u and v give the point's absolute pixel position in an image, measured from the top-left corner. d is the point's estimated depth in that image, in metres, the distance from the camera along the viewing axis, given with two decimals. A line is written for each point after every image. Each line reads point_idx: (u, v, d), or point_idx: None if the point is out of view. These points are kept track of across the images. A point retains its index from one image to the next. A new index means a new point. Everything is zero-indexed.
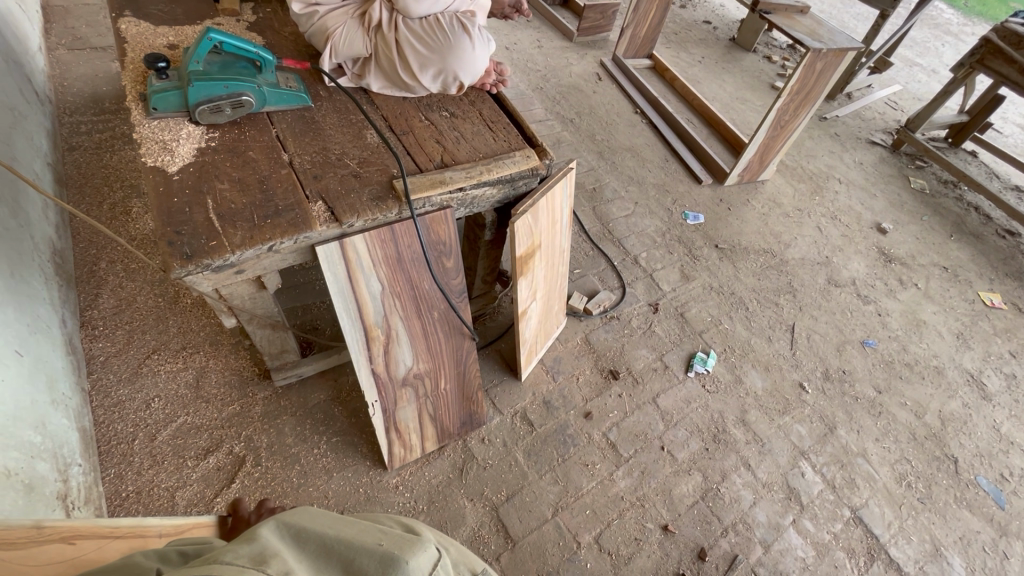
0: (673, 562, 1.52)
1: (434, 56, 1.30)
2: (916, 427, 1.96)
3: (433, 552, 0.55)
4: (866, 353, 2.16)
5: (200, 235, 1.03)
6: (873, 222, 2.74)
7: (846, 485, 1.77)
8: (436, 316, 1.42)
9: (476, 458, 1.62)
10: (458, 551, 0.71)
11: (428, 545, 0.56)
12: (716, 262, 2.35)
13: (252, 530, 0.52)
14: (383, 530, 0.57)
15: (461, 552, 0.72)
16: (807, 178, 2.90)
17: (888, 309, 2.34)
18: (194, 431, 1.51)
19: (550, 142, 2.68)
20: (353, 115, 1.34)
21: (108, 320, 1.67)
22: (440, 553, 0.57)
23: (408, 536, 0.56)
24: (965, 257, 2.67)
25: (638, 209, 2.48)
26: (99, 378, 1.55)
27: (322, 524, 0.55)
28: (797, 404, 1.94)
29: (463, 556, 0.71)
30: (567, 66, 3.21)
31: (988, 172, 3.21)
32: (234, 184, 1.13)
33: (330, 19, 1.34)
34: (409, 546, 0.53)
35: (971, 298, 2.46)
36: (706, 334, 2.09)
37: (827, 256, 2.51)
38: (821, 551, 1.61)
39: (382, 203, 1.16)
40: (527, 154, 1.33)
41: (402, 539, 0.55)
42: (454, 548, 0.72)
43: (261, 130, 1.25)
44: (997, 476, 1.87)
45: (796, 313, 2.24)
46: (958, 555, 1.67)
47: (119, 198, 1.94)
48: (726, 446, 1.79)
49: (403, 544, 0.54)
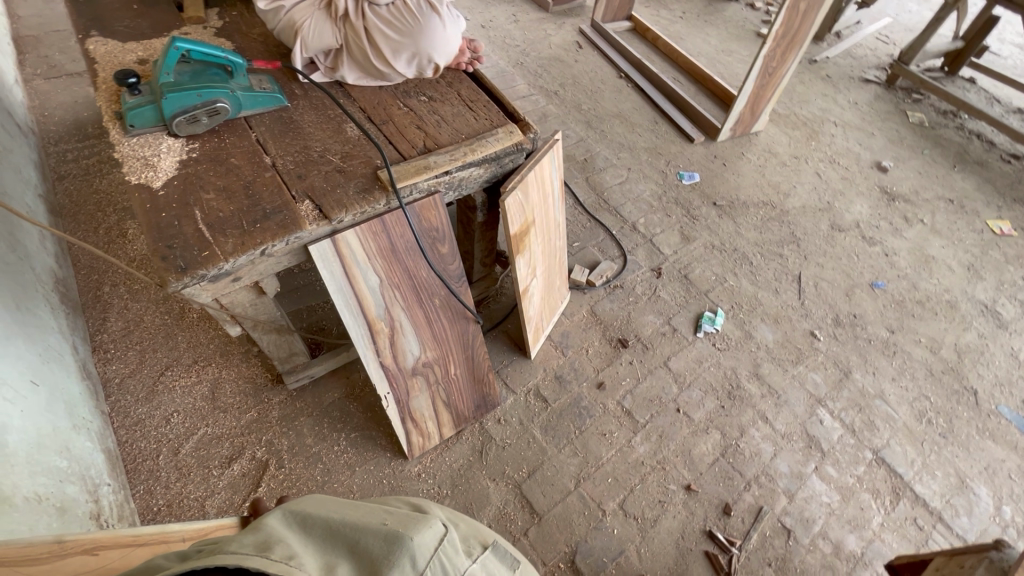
0: (699, 520, 1.54)
1: (406, 41, 1.27)
2: (932, 363, 1.95)
3: (439, 527, 0.56)
4: (876, 294, 2.13)
5: (191, 247, 1.03)
6: (872, 161, 2.68)
7: (866, 428, 1.77)
8: (438, 303, 1.42)
9: (494, 439, 1.63)
10: (467, 527, 0.71)
11: (433, 522, 0.56)
12: (716, 220, 2.32)
13: (258, 522, 0.53)
14: (388, 512, 0.58)
15: (469, 527, 0.72)
16: (802, 124, 2.83)
17: (895, 248, 2.30)
18: (215, 441, 1.54)
19: (536, 118, 2.63)
20: (330, 109, 1.33)
21: (119, 342, 1.69)
22: (447, 528, 0.57)
23: (412, 514, 0.57)
24: (970, 186, 2.61)
25: (632, 174, 2.45)
26: (118, 400, 1.58)
27: (327, 510, 0.56)
28: (810, 352, 1.94)
29: (472, 530, 0.71)
30: (546, 38, 3.14)
31: (988, 97, 3.12)
32: (219, 192, 1.13)
33: (296, 14, 1.31)
34: (413, 525, 0.54)
35: (979, 228, 2.42)
36: (712, 293, 2.07)
37: (828, 201, 2.46)
38: (845, 495, 1.62)
39: (368, 195, 1.16)
40: (510, 130, 1.32)
41: (407, 519, 0.55)
42: (463, 523, 0.72)
43: (240, 135, 1.24)
44: (1018, 404, 1.86)
45: (802, 262, 2.21)
46: (984, 485, 1.67)
47: (113, 222, 1.95)
48: (742, 401, 1.79)
49: (405, 523, 0.54)
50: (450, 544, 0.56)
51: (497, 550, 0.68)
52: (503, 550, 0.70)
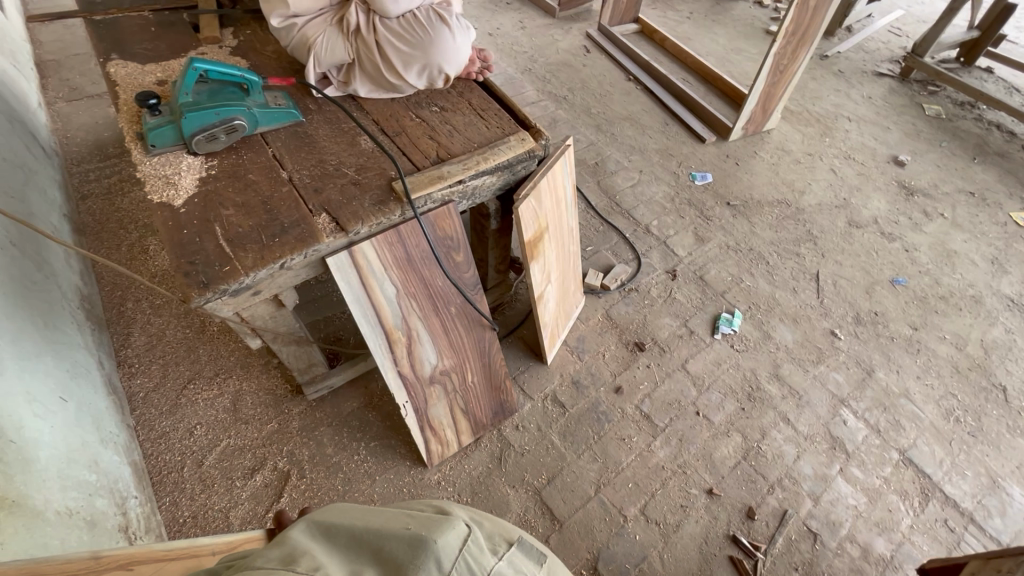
0: (722, 525, 1.52)
1: (417, 53, 1.29)
2: (958, 360, 1.91)
3: (461, 528, 0.54)
4: (897, 291, 2.09)
5: (213, 263, 1.05)
6: (889, 155, 2.64)
7: (892, 428, 1.73)
8: (454, 311, 1.42)
9: (513, 446, 1.63)
10: (491, 523, 0.65)
11: (455, 522, 0.54)
12: (730, 220, 2.30)
13: (283, 536, 0.53)
14: (409, 516, 0.56)
15: (493, 524, 0.66)
16: (815, 121, 2.80)
17: (916, 243, 2.26)
18: (238, 452, 1.56)
19: (545, 124, 2.64)
20: (344, 122, 1.35)
21: (142, 357, 1.73)
22: (470, 528, 0.55)
23: (435, 517, 0.55)
24: (991, 178, 2.56)
25: (643, 177, 2.44)
26: (143, 413, 1.61)
27: (351, 519, 0.55)
28: (831, 352, 1.91)
29: (498, 527, 0.65)
30: (553, 44, 3.15)
31: (1007, 86, 3.06)
32: (238, 208, 1.15)
33: (309, 30, 1.33)
34: (434, 527, 0.52)
35: (1002, 221, 2.37)
36: (728, 294, 2.05)
37: (845, 198, 2.43)
38: (873, 497, 1.59)
39: (384, 207, 1.17)
40: (521, 137, 1.33)
41: (427, 521, 0.53)
42: (488, 521, 0.66)
43: (257, 151, 1.26)
44: None
45: (819, 260, 2.18)
46: (1017, 484, 1.63)
47: (135, 238, 2.00)
48: (763, 403, 1.77)
49: (427, 526, 0.52)
50: (474, 543, 0.53)
51: (523, 545, 0.61)
52: (529, 544, 0.62)
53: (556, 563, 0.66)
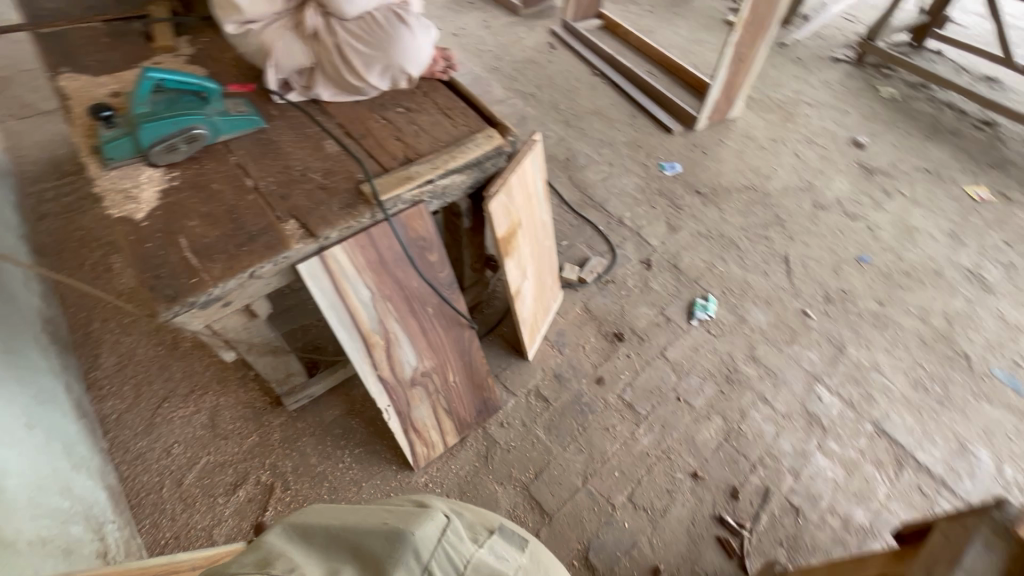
0: (708, 506, 1.55)
1: (378, 54, 1.28)
2: (924, 331, 1.98)
3: (440, 518, 0.55)
4: (863, 269, 2.16)
5: (179, 275, 1.03)
6: (848, 137, 2.72)
7: (864, 401, 1.79)
8: (431, 311, 1.41)
9: (499, 443, 1.64)
10: (470, 514, 0.66)
11: (434, 514, 0.55)
12: (701, 208, 2.34)
13: (259, 540, 0.54)
14: (388, 512, 0.57)
15: (473, 514, 0.67)
16: (777, 108, 2.86)
17: (878, 221, 2.34)
18: (219, 468, 1.53)
19: (514, 121, 2.65)
20: (308, 127, 1.33)
21: (113, 378, 1.68)
22: (450, 518, 0.56)
23: (413, 510, 0.56)
24: (946, 156, 2.66)
25: (614, 169, 2.47)
26: (116, 436, 1.57)
27: (328, 518, 0.56)
28: (804, 331, 1.96)
29: (477, 516, 0.66)
30: (518, 42, 3.16)
31: (956, 67, 3.18)
32: (203, 219, 1.12)
33: (266, 35, 1.31)
34: (412, 521, 0.53)
35: (958, 195, 2.47)
36: (702, 280, 2.09)
37: (809, 181, 2.49)
38: (850, 469, 1.64)
39: (353, 210, 1.17)
40: (488, 134, 1.33)
41: (406, 516, 0.54)
42: (467, 511, 0.67)
43: (219, 160, 1.24)
44: (1010, 364, 1.90)
45: (788, 243, 2.23)
46: (984, 447, 1.70)
47: (98, 257, 1.94)
48: (741, 384, 1.81)
49: (405, 520, 0.53)
50: (454, 532, 0.54)
51: (503, 532, 0.62)
52: (509, 530, 0.63)
53: (539, 547, 0.67)
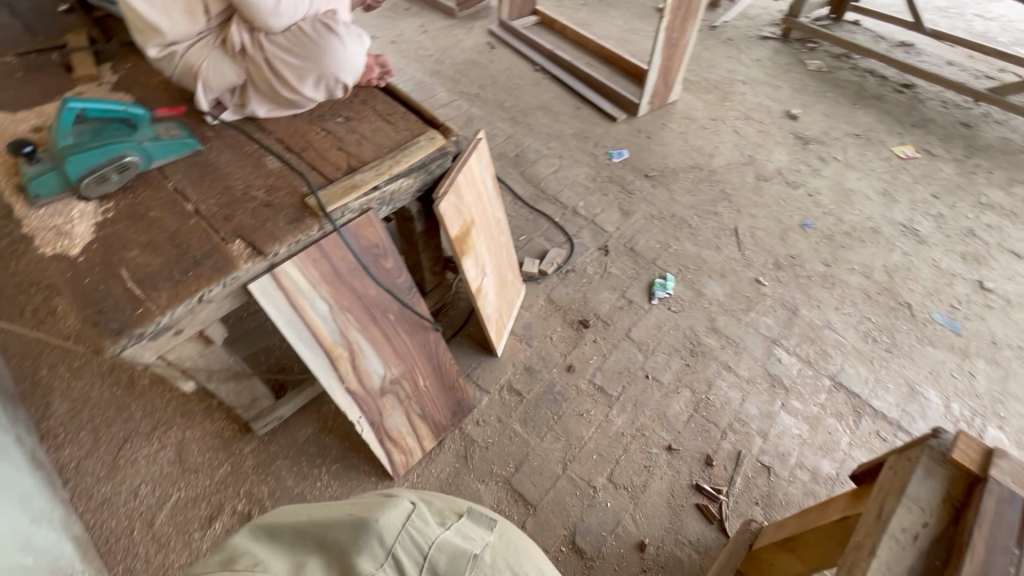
0: (685, 477, 1.60)
1: (310, 65, 1.27)
2: (868, 287, 2.09)
3: (405, 504, 0.59)
4: (808, 233, 2.26)
5: (124, 307, 1.00)
6: (782, 111, 2.85)
7: (820, 357, 1.88)
8: (394, 318, 1.40)
9: (477, 441, 1.65)
10: (440, 499, 0.69)
11: (398, 501, 0.59)
12: (651, 191, 2.40)
13: (230, 541, 0.58)
14: (356, 504, 0.60)
15: (443, 500, 0.69)
16: (714, 88, 2.97)
17: (817, 187, 2.45)
18: (192, 503, 1.49)
19: (461, 123, 2.66)
20: (246, 145, 1.31)
21: (69, 425, 1.61)
22: (415, 504, 0.60)
23: (380, 500, 0.60)
24: (873, 120, 2.81)
25: (564, 161, 2.51)
26: (78, 484, 1.50)
27: (295, 515, 0.60)
28: (758, 298, 2.04)
29: (447, 502, 0.68)
30: (457, 44, 3.17)
31: (874, 35, 3.36)
32: (144, 247, 1.09)
33: (191, 56, 1.28)
34: (378, 509, 0.57)
35: (887, 156, 2.61)
36: (659, 260, 2.15)
37: (750, 155, 2.60)
38: (813, 423, 1.72)
39: (300, 224, 1.16)
40: (431, 136, 1.34)
41: (371, 505, 0.58)
42: (437, 498, 0.70)
43: (156, 187, 1.20)
44: (948, 308, 2.03)
45: (736, 216, 2.32)
46: (932, 388, 1.81)
47: (39, 301, 1.85)
48: (705, 356, 1.87)
49: (371, 509, 0.57)
50: (418, 516, 0.58)
51: (472, 513, 0.65)
52: (478, 511, 0.66)
53: (513, 528, 0.69)
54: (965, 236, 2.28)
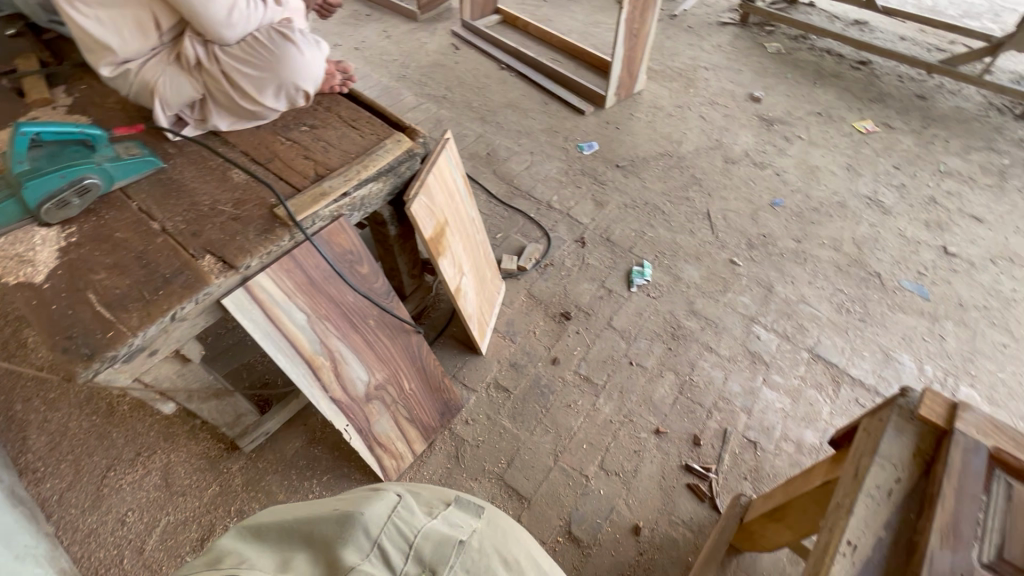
0: (674, 458, 1.63)
1: (268, 75, 1.26)
2: (839, 260, 2.14)
3: (391, 498, 0.60)
4: (778, 212, 2.31)
5: (94, 331, 0.98)
6: (746, 94, 2.90)
7: (797, 331, 1.92)
8: (374, 323, 1.40)
9: (467, 440, 1.65)
10: (429, 490, 0.69)
11: (384, 494, 0.61)
12: (623, 180, 2.43)
13: (215, 544, 0.58)
14: (341, 500, 0.62)
15: (433, 490, 0.70)
16: (678, 76, 3.01)
17: (784, 166, 2.51)
18: (182, 526, 1.47)
19: (431, 126, 2.66)
20: (210, 160, 1.29)
21: (48, 458, 1.57)
22: (401, 496, 0.61)
23: (366, 494, 0.61)
24: (833, 97, 2.88)
25: (535, 157, 2.52)
26: (62, 517, 1.47)
27: (281, 515, 0.61)
28: (734, 278, 2.08)
29: (435, 492, 0.69)
30: (422, 47, 3.17)
31: (829, 15, 3.45)
32: (111, 270, 1.08)
33: (146, 73, 1.26)
34: (363, 502, 0.58)
35: (848, 132, 2.68)
36: (635, 248, 2.17)
37: (717, 139, 2.64)
38: (795, 396, 1.76)
39: (271, 235, 1.15)
40: (397, 139, 1.35)
41: (357, 499, 0.60)
42: (426, 489, 0.70)
43: (120, 208, 1.18)
44: (916, 275, 2.09)
45: (707, 200, 2.36)
46: (905, 353, 1.86)
47: (8, 334, 1.80)
48: (686, 339, 1.90)
49: (357, 503, 0.59)
50: (404, 508, 0.60)
51: (459, 502, 0.65)
52: (466, 499, 0.66)
53: (503, 516, 0.69)
54: (927, 204, 2.35)
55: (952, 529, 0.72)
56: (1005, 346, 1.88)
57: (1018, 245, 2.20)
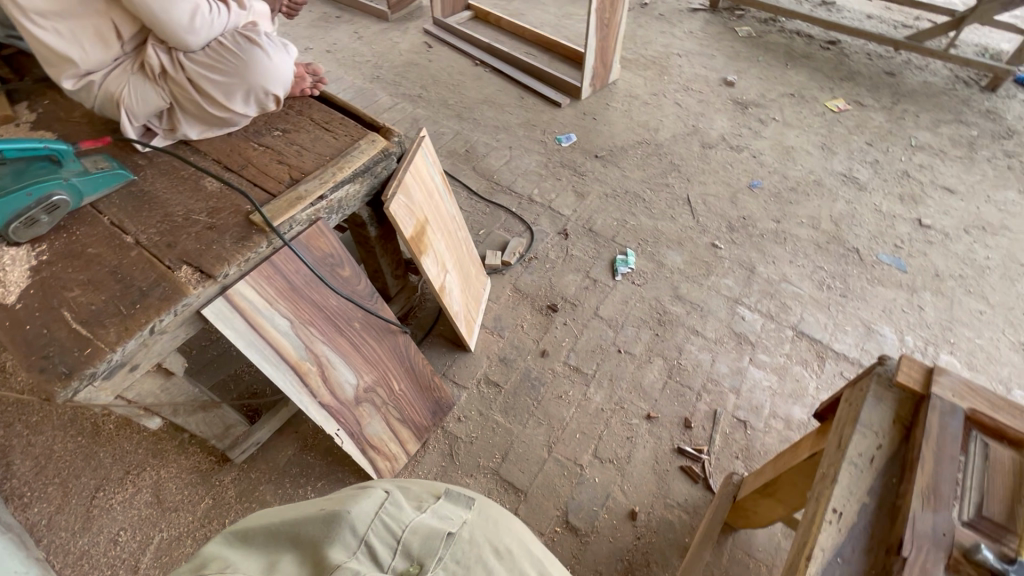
0: (667, 442, 1.64)
1: (236, 81, 1.25)
2: (818, 238, 2.17)
3: (378, 495, 0.60)
4: (756, 194, 2.34)
5: (71, 349, 0.97)
6: (719, 78, 2.92)
7: (781, 310, 1.95)
8: (359, 326, 1.39)
9: (460, 437, 1.65)
10: (419, 485, 0.70)
11: (371, 492, 0.61)
12: (603, 170, 2.44)
13: (203, 550, 0.59)
14: (329, 500, 0.62)
15: (423, 485, 0.70)
16: (651, 64, 3.03)
17: (760, 149, 2.54)
18: (176, 542, 1.45)
19: (407, 125, 2.64)
20: (182, 169, 1.27)
21: (33, 482, 1.54)
22: (389, 493, 0.62)
23: (353, 493, 0.62)
24: (804, 78, 2.92)
25: (514, 151, 2.52)
26: (52, 541, 1.44)
27: (268, 519, 0.61)
28: (716, 261, 2.10)
29: (426, 486, 0.69)
30: (394, 47, 3.14)
31: None
32: (85, 286, 1.06)
33: (110, 84, 1.23)
34: (350, 501, 0.59)
35: (821, 111, 2.72)
36: (618, 237, 2.18)
37: (693, 125, 2.66)
38: (782, 373, 1.79)
39: (248, 242, 1.13)
40: (371, 139, 1.34)
41: (344, 498, 0.60)
42: (416, 484, 0.70)
43: (91, 223, 1.16)
44: (893, 249, 2.13)
45: (686, 185, 2.38)
46: (886, 325, 1.90)
47: None
48: (672, 324, 1.92)
49: (344, 502, 0.59)
50: (392, 504, 0.60)
51: (449, 494, 0.65)
52: (456, 492, 0.66)
53: (495, 507, 0.69)
54: (900, 179, 2.39)
55: (933, 491, 0.74)
56: (982, 313, 1.93)
57: (989, 214, 2.25)
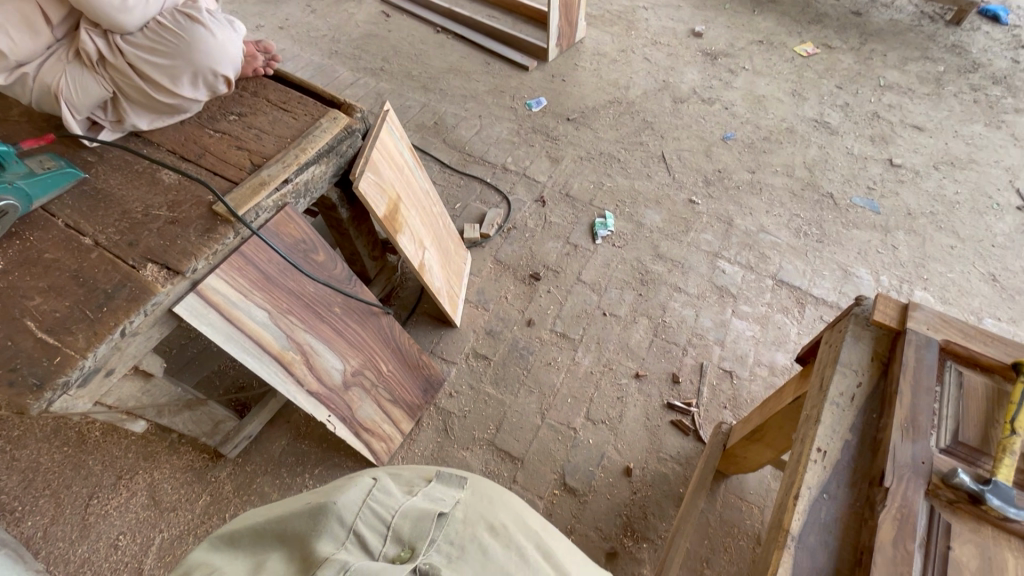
0: (657, 399, 1.67)
1: (181, 63, 1.18)
2: (793, 185, 2.18)
3: (366, 485, 0.61)
4: (730, 145, 2.33)
5: (39, 360, 0.93)
6: (687, 30, 2.86)
7: (760, 261, 1.97)
8: (340, 310, 1.37)
9: (453, 413, 1.67)
10: (412, 470, 0.71)
11: (359, 481, 0.62)
12: (575, 133, 2.40)
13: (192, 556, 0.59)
14: (315, 495, 0.63)
15: (415, 470, 0.72)
16: (617, 19, 2.95)
17: (731, 100, 2.51)
18: (178, 540, 1.45)
19: (372, 101, 2.56)
20: (136, 164, 1.21)
21: (23, 496, 1.52)
22: (378, 481, 0.63)
23: (339, 486, 0.63)
24: (772, 24, 2.87)
25: (484, 120, 2.46)
26: (51, 552, 1.43)
27: (254, 519, 0.62)
28: (694, 217, 2.10)
29: (419, 471, 0.71)
30: (350, 18, 3.00)
31: None
32: (46, 293, 1.01)
33: (45, 75, 1.15)
34: (337, 493, 0.60)
35: (790, 57, 2.69)
36: (596, 200, 2.17)
37: (663, 80, 2.62)
38: (764, 322, 1.82)
39: (213, 234, 1.09)
40: (333, 117, 1.29)
41: (331, 491, 0.61)
42: (407, 468, 0.72)
43: (45, 227, 1.10)
44: (866, 191, 2.15)
45: (661, 142, 2.36)
46: (863, 267, 1.93)
47: None
48: (655, 283, 1.93)
49: (330, 495, 0.60)
50: (380, 490, 0.61)
51: (441, 477, 0.67)
52: (448, 474, 0.68)
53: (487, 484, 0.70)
54: (871, 120, 2.40)
55: (911, 422, 0.76)
56: (953, 248, 1.97)
57: (957, 149, 2.27)
